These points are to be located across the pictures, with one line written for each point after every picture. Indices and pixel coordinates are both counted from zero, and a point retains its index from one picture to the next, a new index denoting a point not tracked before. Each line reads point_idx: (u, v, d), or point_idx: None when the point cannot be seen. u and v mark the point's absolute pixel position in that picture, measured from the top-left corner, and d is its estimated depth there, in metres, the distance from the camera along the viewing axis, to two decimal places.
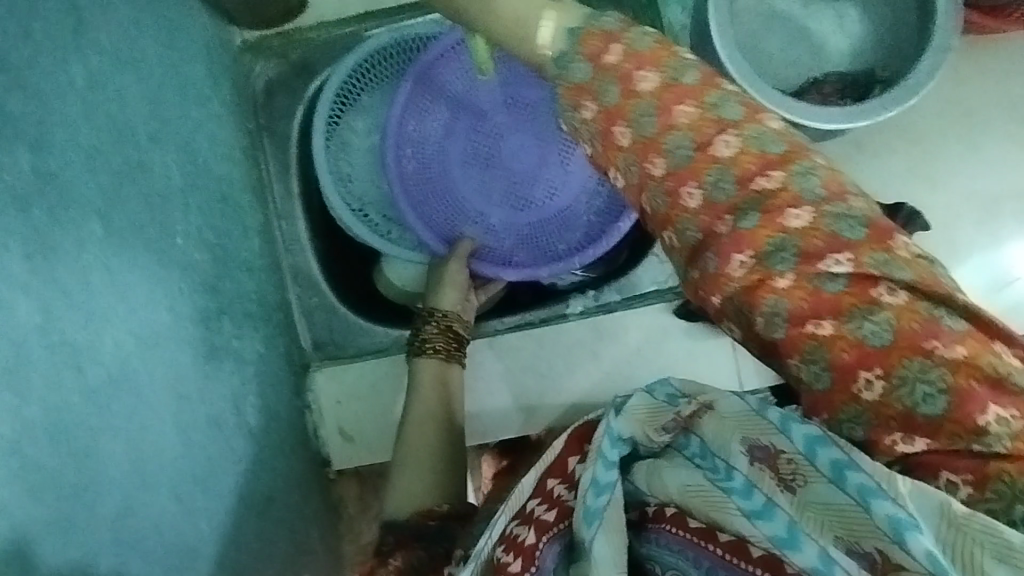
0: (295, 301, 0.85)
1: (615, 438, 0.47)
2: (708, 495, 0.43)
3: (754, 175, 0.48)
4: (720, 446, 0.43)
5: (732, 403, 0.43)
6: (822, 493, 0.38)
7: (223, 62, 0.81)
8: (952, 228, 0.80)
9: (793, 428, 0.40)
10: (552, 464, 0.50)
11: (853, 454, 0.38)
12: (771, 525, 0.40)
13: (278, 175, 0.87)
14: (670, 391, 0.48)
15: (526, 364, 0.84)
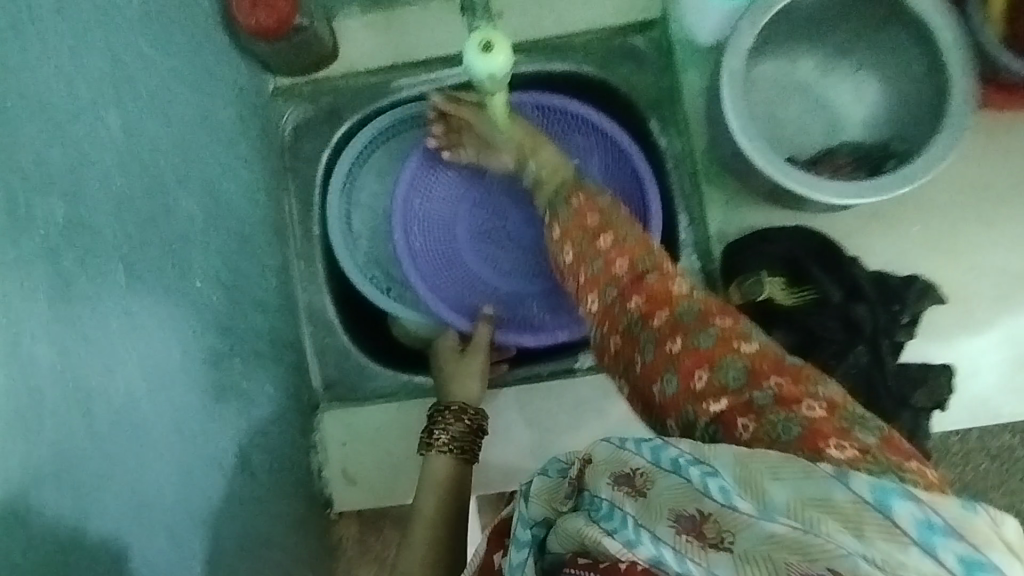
0: (308, 339, 0.88)
1: (527, 523, 0.49)
2: (587, 535, 0.44)
3: (650, 275, 0.58)
4: (589, 489, 0.46)
5: (602, 450, 0.47)
6: (661, 484, 0.43)
7: (253, 110, 0.84)
8: (967, 305, 0.79)
9: (633, 445, 0.46)
10: (481, 565, 0.54)
11: (671, 440, 0.44)
12: (621, 530, 0.42)
13: (300, 216, 0.90)
14: (558, 466, 0.50)
15: (532, 417, 0.84)
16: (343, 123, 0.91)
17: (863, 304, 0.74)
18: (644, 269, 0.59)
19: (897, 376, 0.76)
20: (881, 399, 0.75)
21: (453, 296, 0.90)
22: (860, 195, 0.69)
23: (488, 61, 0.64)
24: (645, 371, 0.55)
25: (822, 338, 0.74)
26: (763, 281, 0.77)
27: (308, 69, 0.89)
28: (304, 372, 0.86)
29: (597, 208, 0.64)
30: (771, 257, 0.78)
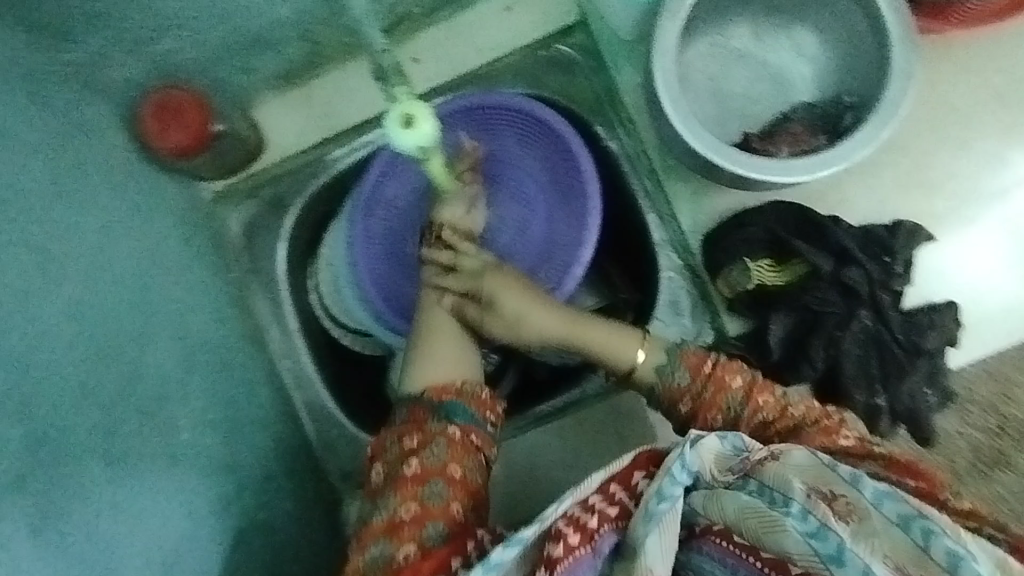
0: (315, 436, 0.86)
1: (686, 462, 0.53)
2: (764, 517, 0.51)
3: (734, 379, 0.63)
4: (780, 483, 0.52)
5: (801, 459, 0.53)
6: (879, 527, 0.47)
7: (198, 227, 0.82)
8: (958, 234, 0.78)
9: (864, 483, 0.49)
10: (618, 472, 0.56)
11: (923, 509, 0.47)
12: (822, 544, 0.48)
13: (274, 317, 0.88)
14: (737, 443, 0.55)
15: (552, 458, 0.85)
16: (292, 209, 0.89)
17: (855, 267, 0.72)
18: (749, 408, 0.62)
19: (905, 325, 0.74)
20: (895, 355, 0.73)
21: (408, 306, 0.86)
22: (816, 169, 0.66)
23: (410, 133, 0.61)
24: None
25: (821, 313, 0.72)
26: (749, 269, 0.74)
27: (234, 169, 0.85)
28: (320, 469, 0.85)
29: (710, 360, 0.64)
30: (752, 242, 0.75)
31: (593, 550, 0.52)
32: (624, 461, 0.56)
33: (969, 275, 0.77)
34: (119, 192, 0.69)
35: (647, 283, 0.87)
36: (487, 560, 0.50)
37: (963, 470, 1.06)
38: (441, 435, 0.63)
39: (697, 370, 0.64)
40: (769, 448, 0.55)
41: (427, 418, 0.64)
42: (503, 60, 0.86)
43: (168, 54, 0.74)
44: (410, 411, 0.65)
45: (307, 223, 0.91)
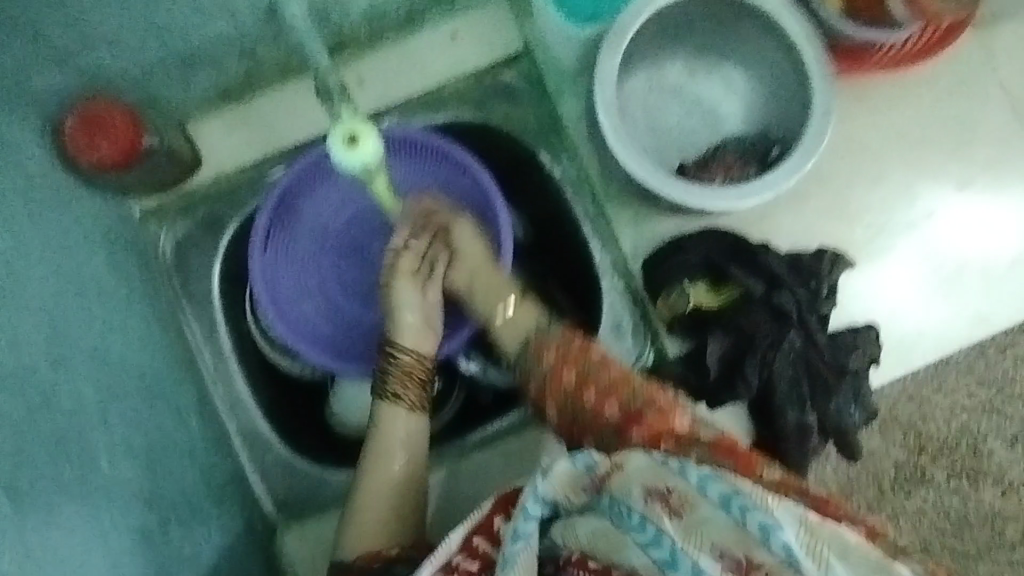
0: (247, 465, 0.82)
1: (538, 496, 0.56)
2: (612, 536, 0.54)
3: (626, 378, 0.63)
4: (624, 493, 0.54)
5: (642, 462, 0.54)
6: (706, 514, 0.50)
7: (126, 246, 0.78)
8: (877, 261, 0.83)
9: (689, 473, 0.51)
10: (479, 524, 0.58)
11: (736, 485, 0.49)
12: (660, 550, 0.51)
13: (206, 342, 0.84)
14: (589, 461, 0.56)
15: (500, 478, 0.83)
16: (227, 231, 0.86)
17: (784, 291, 0.75)
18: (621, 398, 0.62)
19: (831, 346, 0.78)
20: (824, 375, 0.77)
21: (301, 322, 0.84)
22: (744, 199, 0.70)
23: (354, 153, 0.60)
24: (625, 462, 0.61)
25: (754, 335, 0.75)
26: (686, 291, 0.77)
27: (165, 185, 0.82)
28: (253, 500, 0.81)
29: (592, 342, 0.67)
30: (691, 267, 0.77)
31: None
32: (483, 511, 0.59)
33: (882, 304, 0.83)
34: (37, 207, 0.65)
35: (590, 308, 0.88)
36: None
37: (887, 488, 1.11)
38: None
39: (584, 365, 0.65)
40: (609, 458, 0.56)
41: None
42: (447, 83, 0.87)
43: (96, 65, 0.71)
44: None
45: (242, 245, 0.88)
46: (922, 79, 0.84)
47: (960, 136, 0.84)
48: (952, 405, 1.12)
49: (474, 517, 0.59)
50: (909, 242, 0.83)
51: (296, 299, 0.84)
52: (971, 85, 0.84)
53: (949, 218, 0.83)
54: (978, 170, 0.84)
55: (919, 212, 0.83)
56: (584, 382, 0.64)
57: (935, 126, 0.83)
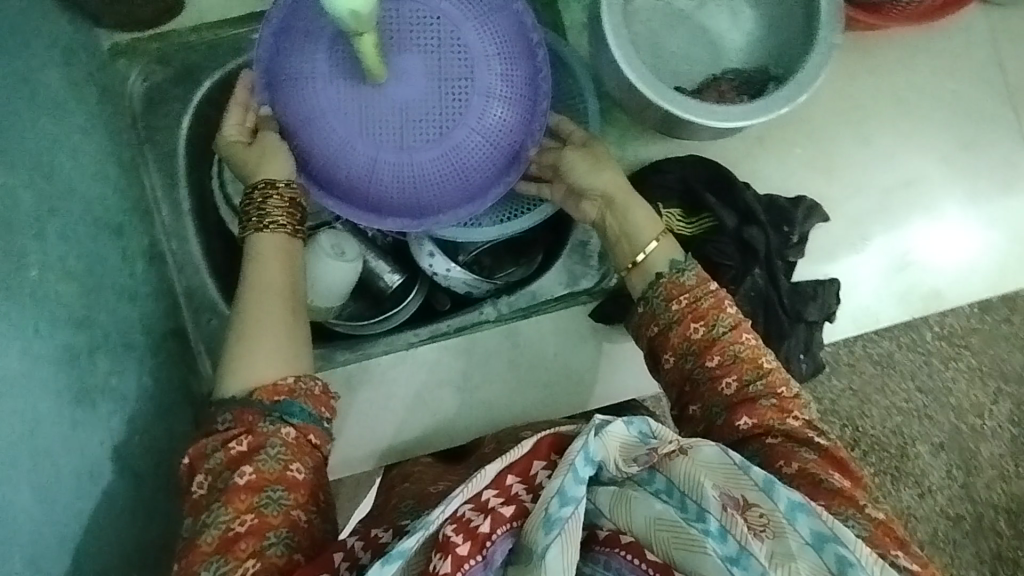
0: (191, 324, 0.80)
1: (589, 455, 0.52)
2: (680, 533, 0.53)
3: (733, 344, 0.66)
4: (693, 488, 0.53)
5: (714, 456, 0.54)
6: (795, 547, 0.51)
7: (93, 70, 0.74)
8: (851, 222, 0.84)
9: (778, 495, 0.51)
10: (515, 462, 0.54)
11: (833, 526, 0.50)
12: (747, 572, 0.50)
13: (164, 192, 0.81)
14: (643, 430, 0.54)
15: (443, 374, 0.80)
16: (203, 85, 0.83)
17: (756, 227, 0.76)
18: (736, 338, 0.66)
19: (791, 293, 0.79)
20: (778, 318, 0.77)
21: (354, 187, 0.72)
22: (745, 117, 0.70)
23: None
24: (724, 434, 0.64)
25: (720, 264, 0.76)
26: (661, 214, 0.78)
27: (145, 24, 0.78)
28: (191, 358, 0.78)
29: (685, 289, 0.68)
30: (667, 188, 0.78)
31: (483, 559, 0.53)
32: (521, 450, 0.54)
33: (841, 262, 0.84)
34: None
35: (563, 227, 0.87)
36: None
37: None
38: (276, 436, 0.60)
39: (674, 286, 0.68)
40: (676, 440, 0.55)
41: (259, 421, 0.60)
42: None
43: None
44: (237, 414, 0.61)
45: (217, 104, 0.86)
46: (918, 50, 0.85)
47: (954, 119, 0.85)
48: (889, 406, 1.20)
49: (514, 455, 0.54)
50: (882, 206, 0.84)
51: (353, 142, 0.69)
52: (969, 70, 0.85)
53: (922, 188, 0.84)
54: (960, 150, 0.85)
55: (894, 177, 0.84)
56: (710, 338, 0.66)
57: (924, 99, 0.85)
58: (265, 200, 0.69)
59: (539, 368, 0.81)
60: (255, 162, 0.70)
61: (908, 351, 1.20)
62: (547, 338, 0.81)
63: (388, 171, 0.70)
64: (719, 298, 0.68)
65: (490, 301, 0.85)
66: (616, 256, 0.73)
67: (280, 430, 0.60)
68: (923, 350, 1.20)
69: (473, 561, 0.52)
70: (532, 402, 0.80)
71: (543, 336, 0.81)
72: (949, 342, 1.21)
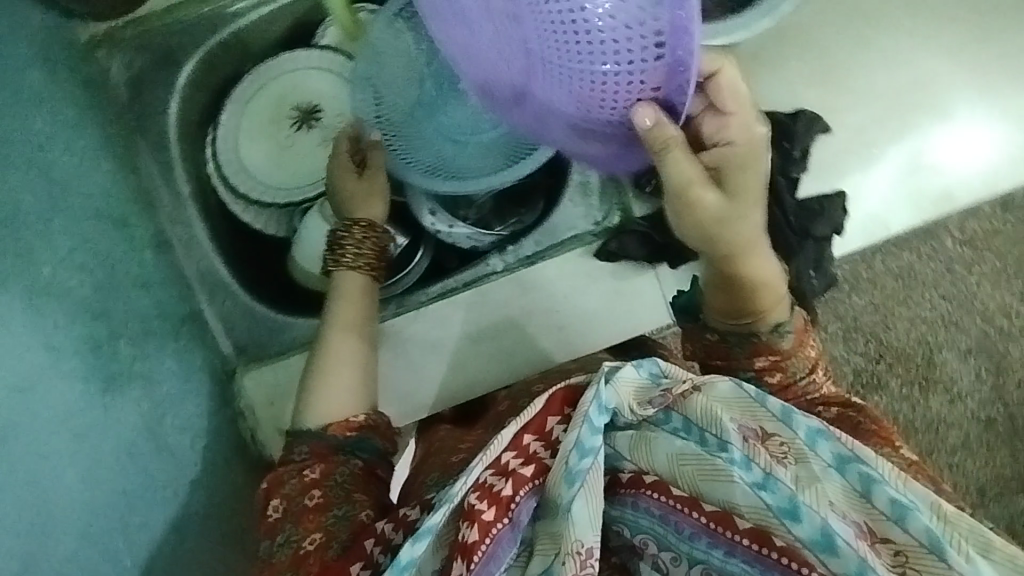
0: (206, 307, 0.82)
1: (603, 405, 0.53)
2: (704, 466, 0.51)
3: (806, 376, 0.64)
4: (710, 420, 0.52)
5: (729, 391, 0.54)
6: (819, 470, 0.49)
7: (75, 64, 0.74)
8: (855, 131, 0.81)
9: (797, 422, 0.51)
10: (529, 420, 0.55)
11: (853, 447, 0.49)
12: (774, 496, 0.48)
13: (163, 180, 0.82)
14: (653, 371, 0.55)
15: (455, 328, 0.81)
16: (185, 66, 0.84)
17: None
18: (811, 383, 0.64)
19: (796, 211, 0.78)
20: (784, 237, 0.77)
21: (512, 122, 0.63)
22: (743, 31, 0.72)
23: None
24: None
25: None
26: None
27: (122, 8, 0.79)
28: (211, 339, 0.80)
29: (774, 348, 0.64)
30: None
31: (510, 521, 0.52)
32: (534, 409, 0.55)
33: (847, 173, 0.81)
34: None
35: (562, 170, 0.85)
36: (396, 562, 0.47)
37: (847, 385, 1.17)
38: (345, 465, 0.65)
39: (767, 345, 0.64)
40: (689, 377, 0.55)
41: (331, 453, 0.66)
42: None
43: None
44: (312, 447, 0.66)
45: (202, 86, 0.86)
46: None
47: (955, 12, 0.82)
48: (912, 317, 1.19)
49: (526, 413, 0.55)
50: (888, 111, 0.81)
51: (495, 82, 0.60)
52: None
53: (930, 87, 0.81)
54: (965, 44, 0.82)
55: (899, 79, 0.81)
56: (786, 377, 0.64)
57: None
58: (360, 237, 0.75)
59: (550, 312, 0.80)
60: (356, 199, 0.77)
61: (928, 260, 1.18)
62: (556, 282, 0.81)
63: (538, 99, 0.55)
64: (802, 347, 0.65)
65: (495, 254, 0.84)
66: (710, 304, 0.66)
67: (350, 463, 0.66)
68: (944, 258, 1.18)
69: (501, 524, 0.51)
70: (550, 348, 0.80)
71: (550, 279, 0.81)
72: (972, 248, 1.18)
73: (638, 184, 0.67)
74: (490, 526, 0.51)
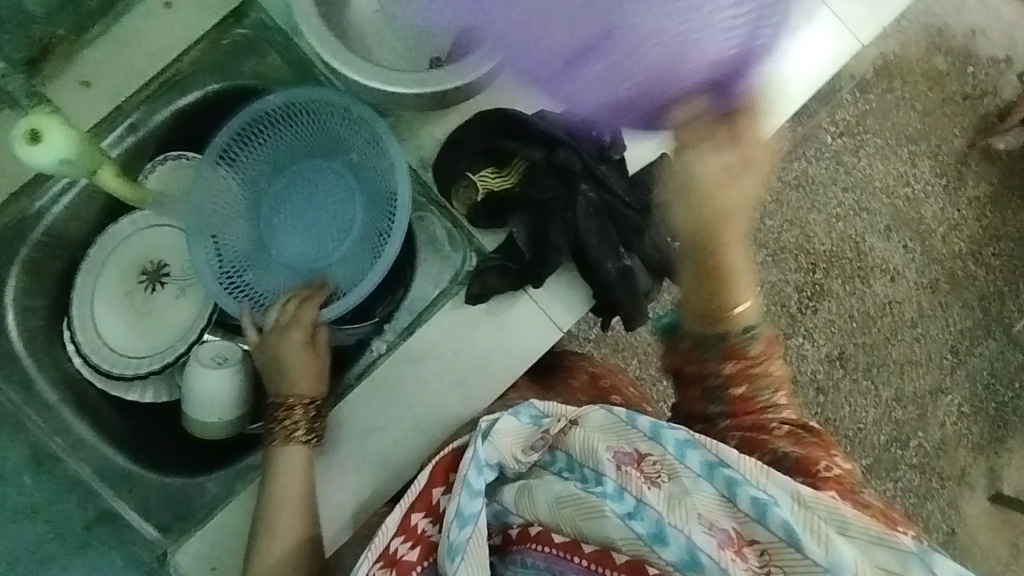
0: (116, 501, 0.81)
1: (482, 463, 0.58)
2: (581, 505, 0.57)
3: (756, 374, 0.71)
4: (590, 455, 0.60)
5: (601, 419, 0.62)
6: (690, 483, 0.57)
7: None
8: None
9: (664, 437, 0.59)
10: (416, 501, 0.59)
11: (718, 453, 0.58)
12: (643, 523, 0.55)
13: (28, 400, 0.81)
14: (533, 416, 0.62)
15: (360, 428, 0.79)
16: (8, 284, 0.82)
17: (563, 149, 0.76)
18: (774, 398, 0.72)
19: (629, 190, 0.79)
20: (626, 217, 0.79)
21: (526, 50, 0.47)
22: None
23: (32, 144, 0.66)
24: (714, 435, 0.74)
25: (546, 202, 0.77)
26: (474, 182, 0.78)
27: None
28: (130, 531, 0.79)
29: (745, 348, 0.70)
30: (469, 156, 0.78)
31: None
32: (420, 486, 0.59)
33: None
34: None
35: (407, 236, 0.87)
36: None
37: None
38: None
39: (738, 348, 0.70)
40: (564, 417, 0.62)
41: None
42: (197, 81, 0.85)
43: None
44: None
45: (35, 291, 0.85)
46: None
47: None
48: None
49: (411, 495, 0.59)
50: None
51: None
52: None
53: None
54: None
55: None
56: (739, 371, 0.70)
57: None
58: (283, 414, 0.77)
59: (446, 373, 0.80)
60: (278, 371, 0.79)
61: None
62: (440, 342, 0.80)
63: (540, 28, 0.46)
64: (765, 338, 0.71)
65: (376, 339, 0.85)
66: (688, 300, 0.69)
67: None
68: None
69: None
70: (457, 408, 0.80)
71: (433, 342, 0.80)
72: None
73: (735, 160, 0.59)
74: None
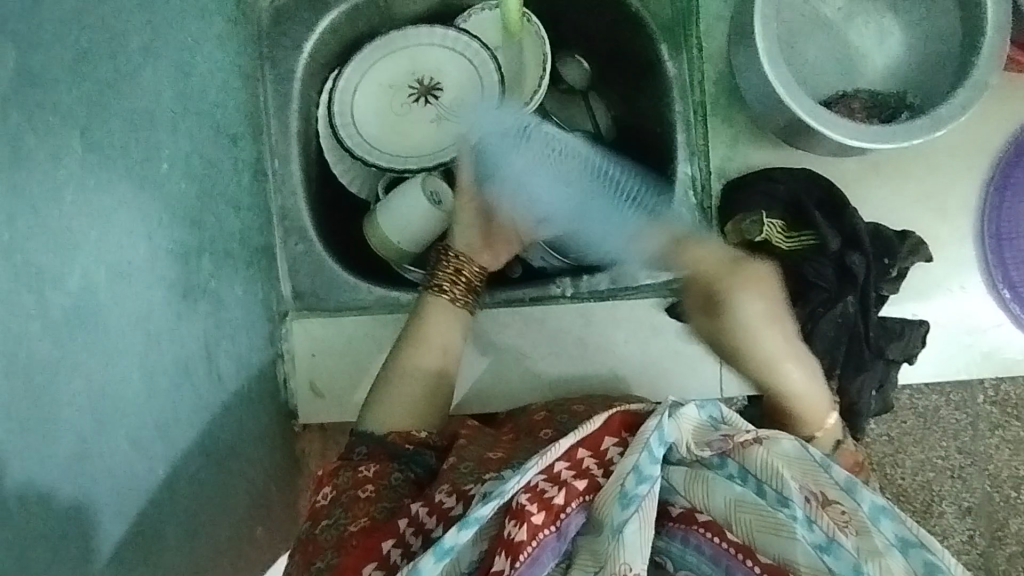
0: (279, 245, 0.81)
1: (664, 436, 0.53)
2: (764, 517, 0.52)
3: None
4: (772, 475, 0.53)
5: (792, 450, 0.54)
6: (880, 547, 0.49)
7: None
8: (953, 267, 0.81)
9: (862, 496, 0.51)
10: (587, 436, 0.56)
11: (916, 532, 0.49)
12: (838, 562, 0.49)
13: (276, 112, 0.82)
14: (714, 415, 0.55)
15: (512, 343, 0.81)
16: (330, 13, 0.84)
17: (858, 253, 0.74)
18: None
19: (877, 329, 0.76)
20: (860, 350, 0.76)
21: None
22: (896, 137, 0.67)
23: None
24: None
25: (813, 284, 0.74)
26: (762, 222, 0.75)
27: None
28: (274, 277, 0.79)
29: None
30: (773, 198, 0.76)
31: (557, 530, 0.54)
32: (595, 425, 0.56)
33: (936, 306, 0.81)
34: None
35: None
36: (441, 544, 0.48)
37: None
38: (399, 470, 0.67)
39: None
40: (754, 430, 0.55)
41: (385, 456, 0.68)
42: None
43: None
44: (370, 448, 0.68)
45: (337, 35, 0.86)
46: None
47: None
48: (923, 461, 1.04)
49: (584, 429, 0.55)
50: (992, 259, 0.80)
51: None
52: None
53: None
54: None
55: None
56: None
57: None
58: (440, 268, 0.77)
59: (611, 348, 0.81)
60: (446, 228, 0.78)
61: (955, 409, 1.04)
62: (625, 324, 0.80)
63: None
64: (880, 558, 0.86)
65: (566, 279, 0.82)
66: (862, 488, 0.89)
67: (404, 469, 0.67)
68: (969, 412, 1.04)
69: (548, 529, 0.53)
70: (594, 382, 0.81)
71: (616, 322, 0.81)
72: (1000, 410, 1.04)
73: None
74: (541, 527, 0.53)
